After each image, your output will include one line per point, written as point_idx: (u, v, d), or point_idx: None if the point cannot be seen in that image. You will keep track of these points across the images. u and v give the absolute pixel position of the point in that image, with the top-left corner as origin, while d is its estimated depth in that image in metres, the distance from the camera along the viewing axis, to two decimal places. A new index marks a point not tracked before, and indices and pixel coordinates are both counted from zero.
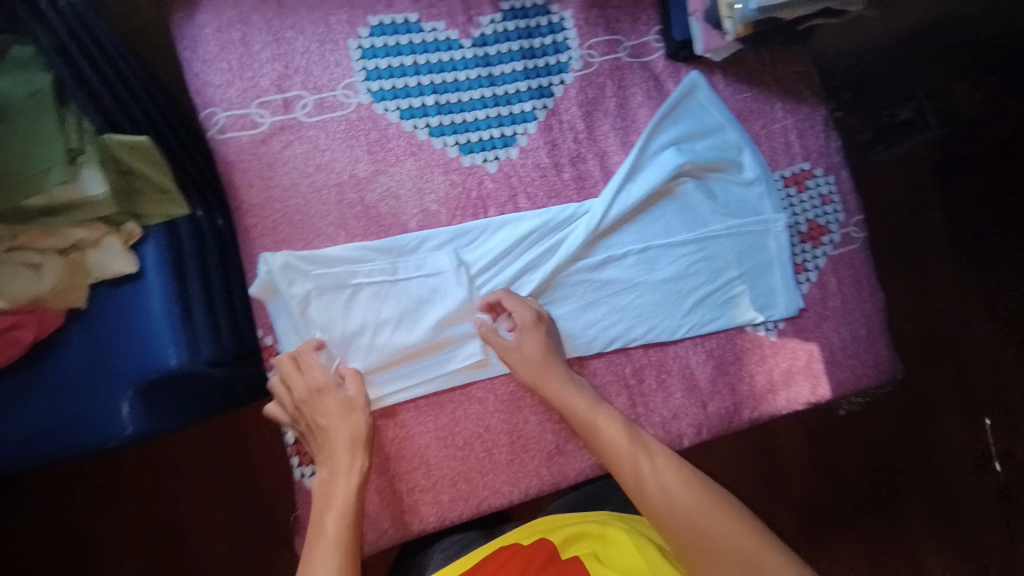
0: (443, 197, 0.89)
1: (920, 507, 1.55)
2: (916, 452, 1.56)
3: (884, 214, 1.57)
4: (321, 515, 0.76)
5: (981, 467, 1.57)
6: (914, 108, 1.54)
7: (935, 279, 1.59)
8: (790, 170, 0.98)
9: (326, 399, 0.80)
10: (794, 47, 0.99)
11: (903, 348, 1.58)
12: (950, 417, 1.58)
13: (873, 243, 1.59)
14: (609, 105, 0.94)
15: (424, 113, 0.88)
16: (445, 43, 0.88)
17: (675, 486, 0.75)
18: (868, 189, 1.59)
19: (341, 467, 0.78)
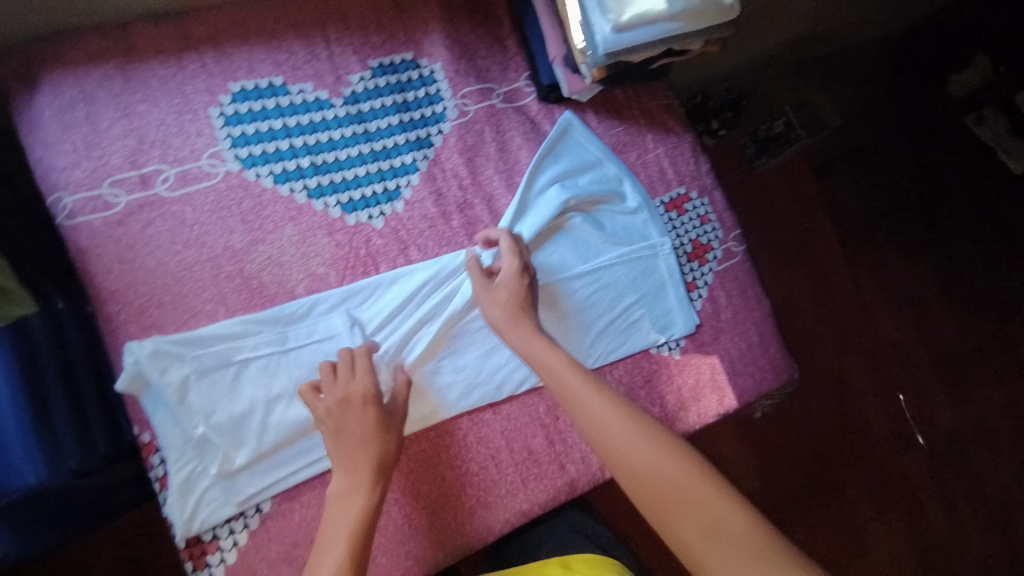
0: (329, 259, 0.86)
1: (856, 484, 1.67)
2: (845, 433, 1.70)
3: (775, 216, 1.80)
4: (329, 531, 0.67)
5: (902, 438, 1.72)
6: (785, 121, 1.69)
7: (830, 271, 1.79)
8: (668, 195, 1.04)
9: (362, 408, 0.75)
10: (655, 84, 1.06)
11: (818, 337, 1.75)
12: (866, 397, 1.73)
13: (774, 242, 1.79)
14: (489, 150, 0.95)
15: (301, 175, 0.85)
16: (315, 104, 0.86)
17: (622, 424, 0.68)
18: (755, 199, 1.80)
19: (362, 482, 0.71)
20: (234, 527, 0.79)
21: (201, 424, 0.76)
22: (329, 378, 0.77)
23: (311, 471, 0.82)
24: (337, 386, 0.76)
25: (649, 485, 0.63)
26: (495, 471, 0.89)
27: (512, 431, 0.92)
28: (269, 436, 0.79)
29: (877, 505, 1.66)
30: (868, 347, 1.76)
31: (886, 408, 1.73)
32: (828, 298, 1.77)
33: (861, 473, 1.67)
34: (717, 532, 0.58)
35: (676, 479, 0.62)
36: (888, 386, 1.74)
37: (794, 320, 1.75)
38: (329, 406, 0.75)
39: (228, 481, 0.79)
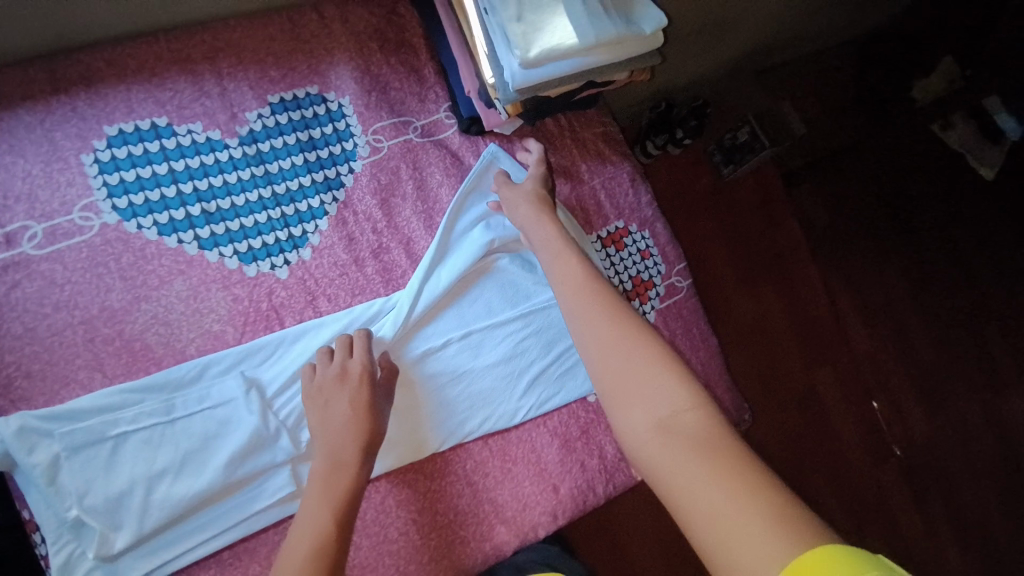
0: (226, 315, 0.78)
1: (835, 502, 1.57)
2: (822, 451, 1.60)
3: (743, 226, 1.70)
4: (312, 503, 0.67)
5: (881, 457, 1.62)
6: (749, 130, 1.63)
7: (800, 282, 1.70)
8: (606, 230, 0.97)
9: (356, 385, 0.75)
10: (590, 110, 1.00)
11: (788, 351, 1.66)
12: (841, 412, 1.64)
13: (741, 253, 1.69)
14: (405, 189, 0.88)
15: (189, 224, 0.78)
16: (207, 145, 0.80)
17: (598, 316, 0.65)
18: (721, 214, 1.70)
19: (350, 457, 0.71)
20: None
21: (74, 506, 0.69)
22: (325, 357, 0.77)
23: (205, 551, 0.75)
24: (331, 364, 0.76)
25: (608, 371, 0.60)
26: (417, 536, 0.82)
27: (436, 491, 0.85)
28: (152, 517, 0.71)
29: (855, 523, 1.55)
30: (838, 356, 1.67)
31: (859, 415, 1.64)
32: (797, 307, 1.68)
33: (837, 491, 1.58)
34: (668, 428, 0.54)
35: (633, 367, 0.58)
36: (861, 394, 1.66)
37: (763, 336, 1.66)
38: (322, 381, 0.75)
39: (109, 565, 0.72)
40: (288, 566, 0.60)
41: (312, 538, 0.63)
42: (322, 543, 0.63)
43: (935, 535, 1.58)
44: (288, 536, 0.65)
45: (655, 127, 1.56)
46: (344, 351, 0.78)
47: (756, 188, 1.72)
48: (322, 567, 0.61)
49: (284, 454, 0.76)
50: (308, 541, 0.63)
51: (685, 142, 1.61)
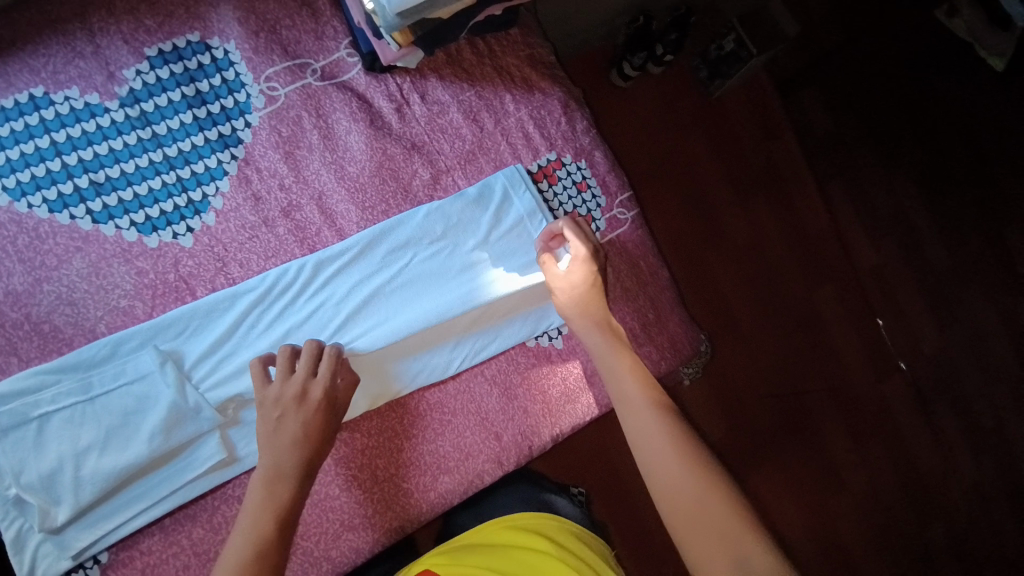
0: (132, 289, 0.76)
1: (834, 416, 1.51)
2: (823, 364, 1.53)
3: (738, 142, 1.60)
4: (251, 516, 0.65)
5: (883, 370, 1.55)
6: (734, 38, 1.46)
7: (798, 197, 1.62)
8: (537, 163, 0.91)
9: (313, 410, 0.70)
10: (512, 30, 0.92)
11: (787, 268, 1.58)
12: (843, 327, 1.56)
13: (734, 171, 1.58)
14: (310, 140, 0.83)
15: (80, 198, 0.75)
16: (86, 110, 0.76)
17: (654, 429, 0.65)
18: (707, 132, 1.58)
19: (291, 474, 0.68)
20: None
21: (13, 485, 0.69)
22: (285, 371, 0.72)
23: (146, 518, 0.75)
24: (291, 382, 0.71)
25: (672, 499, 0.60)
26: (360, 491, 0.82)
27: (375, 447, 0.83)
28: (85, 492, 0.71)
29: (853, 434, 1.50)
30: (842, 273, 1.59)
31: (857, 329, 1.57)
32: (791, 223, 1.60)
33: (840, 409, 1.52)
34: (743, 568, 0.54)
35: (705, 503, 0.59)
36: (863, 308, 1.57)
37: (761, 258, 1.57)
38: (279, 396, 0.70)
39: (56, 538, 0.73)
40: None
41: (246, 550, 0.62)
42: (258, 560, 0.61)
43: (945, 447, 1.51)
44: (227, 541, 0.63)
45: (634, 43, 1.40)
46: (310, 366, 0.73)
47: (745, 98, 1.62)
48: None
49: (209, 424, 0.75)
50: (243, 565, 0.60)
51: (666, 60, 1.48)
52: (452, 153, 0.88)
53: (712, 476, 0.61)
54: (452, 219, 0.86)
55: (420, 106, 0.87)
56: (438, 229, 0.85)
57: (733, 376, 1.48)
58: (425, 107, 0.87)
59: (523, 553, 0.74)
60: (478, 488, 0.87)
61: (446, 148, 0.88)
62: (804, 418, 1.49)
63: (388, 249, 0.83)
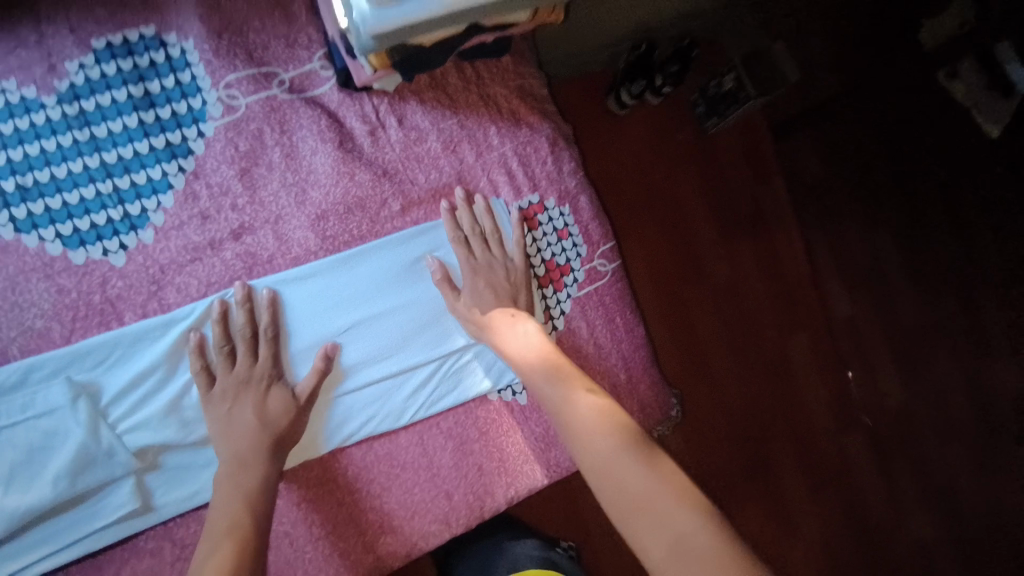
0: (50, 309, 0.68)
1: (797, 472, 1.46)
2: (792, 416, 1.49)
3: (725, 182, 1.53)
4: (222, 507, 0.64)
5: (843, 422, 1.51)
6: (734, 77, 1.39)
7: (782, 246, 1.55)
8: (517, 204, 0.84)
9: (259, 394, 0.71)
10: (503, 59, 0.85)
11: (767, 313, 1.52)
12: (814, 381, 1.51)
13: (724, 210, 1.53)
14: (271, 158, 0.75)
15: (4, 202, 0.67)
16: (21, 106, 0.68)
17: (587, 419, 0.66)
18: (696, 173, 1.52)
19: (257, 456, 0.68)
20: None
21: None
22: (227, 361, 0.71)
23: (48, 565, 0.66)
24: (236, 369, 0.71)
25: (608, 483, 0.60)
26: (291, 550, 0.74)
27: (311, 500, 0.76)
28: None
29: (813, 486, 1.46)
30: (813, 322, 1.54)
31: (829, 383, 1.52)
32: (774, 267, 1.54)
33: (803, 460, 1.47)
34: (682, 547, 0.53)
35: (638, 483, 0.59)
36: (830, 357, 1.53)
37: (741, 301, 1.51)
38: (225, 386, 0.70)
39: None
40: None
41: (225, 534, 0.61)
42: (233, 542, 0.60)
43: (899, 506, 1.46)
44: (197, 549, 0.60)
45: (633, 71, 1.35)
46: (247, 347, 0.71)
47: (740, 135, 1.56)
48: (238, 567, 0.57)
49: (122, 470, 0.67)
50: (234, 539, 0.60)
51: (666, 91, 1.40)
52: (428, 184, 0.81)
53: (641, 457, 0.61)
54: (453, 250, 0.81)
55: (395, 130, 0.79)
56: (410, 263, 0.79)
57: (705, 426, 1.42)
58: (402, 132, 0.80)
59: None
60: (418, 551, 0.79)
61: (421, 178, 0.80)
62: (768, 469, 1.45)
63: (351, 283, 0.77)
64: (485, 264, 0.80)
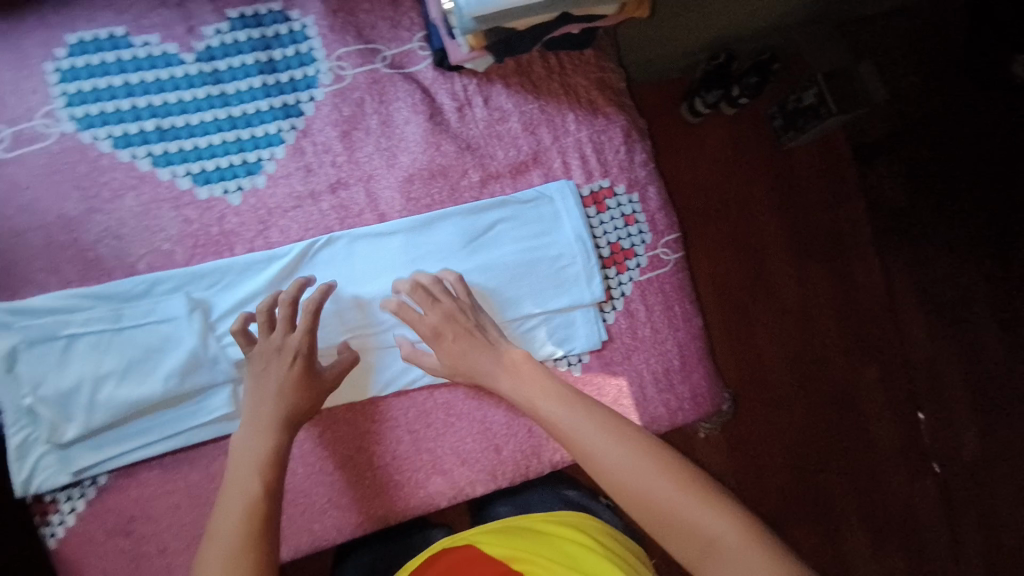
0: (176, 235, 0.79)
1: (856, 511, 1.41)
2: (857, 452, 1.43)
3: (798, 201, 1.51)
4: (235, 476, 0.65)
5: (916, 474, 1.44)
6: (816, 92, 1.38)
7: (858, 275, 1.49)
8: (588, 187, 0.90)
9: (288, 363, 0.74)
10: (585, 51, 0.91)
11: (835, 342, 1.47)
12: (883, 418, 1.46)
13: (798, 229, 1.50)
14: (370, 123, 0.84)
15: (143, 139, 0.78)
16: (162, 58, 0.79)
17: (584, 425, 0.66)
18: (773, 187, 1.51)
19: (267, 426, 0.70)
20: (52, 520, 0.76)
21: (30, 396, 0.73)
22: (265, 327, 0.75)
23: (146, 452, 0.78)
24: (271, 338, 0.75)
25: (622, 492, 0.61)
26: (353, 473, 0.84)
27: (375, 433, 0.85)
28: (99, 416, 0.75)
29: (873, 532, 1.41)
30: (887, 358, 1.48)
31: (901, 424, 1.46)
32: (849, 294, 1.49)
33: (862, 499, 1.42)
34: (712, 543, 0.55)
35: (654, 485, 0.60)
36: (904, 397, 1.47)
37: (810, 321, 1.47)
38: (262, 350, 0.75)
39: (61, 452, 0.76)
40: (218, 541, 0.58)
41: (239, 501, 0.62)
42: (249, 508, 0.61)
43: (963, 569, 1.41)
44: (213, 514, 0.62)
45: (709, 80, 1.37)
46: (281, 321, 0.75)
47: (817, 152, 1.52)
48: (256, 530, 0.59)
49: (223, 377, 0.78)
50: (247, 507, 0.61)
51: (743, 101, 1.41)
52: (504, 160, 0.88)
53: (651, 455, 0.62)
54: (522, 222, 0.88)
55: (481, 109, 0.87)
56: (480, 230, 0.86)
57: (758, 448, 1.40)
58: (487, 111, 0.87)
59: (565, 545, 0.73)
60: (467, 496, 0.86)
61: (499, 154, 0.88)
62: (821, 496, 1.41)
63: (426, 243, 0.85)
64: (456, 307, 0.80)
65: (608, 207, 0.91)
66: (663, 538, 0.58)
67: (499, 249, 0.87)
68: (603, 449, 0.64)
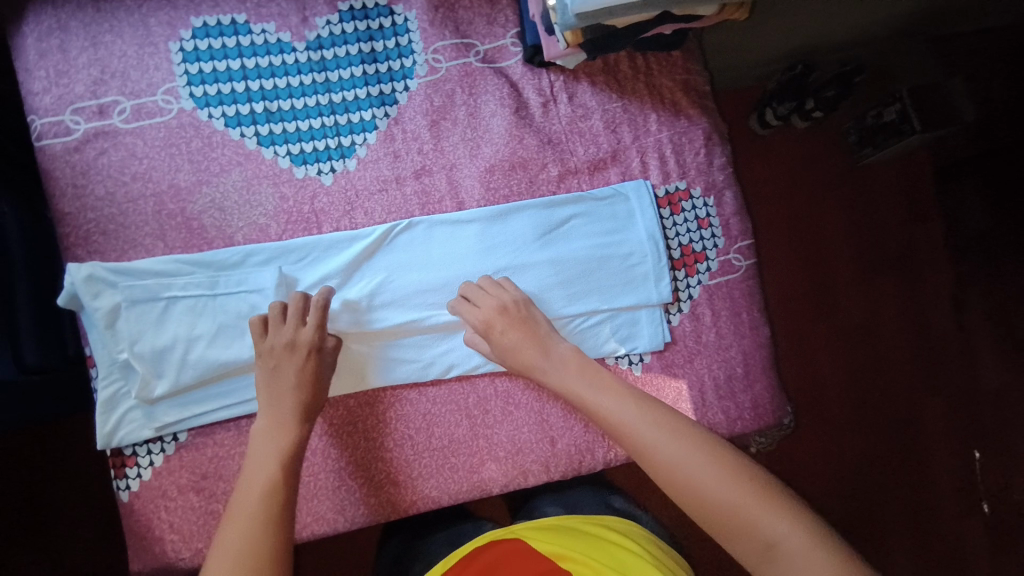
0: (272, 211, 0.84)
1: (905, 548, 1.35)
2: (912, 486, 1.37)
3: (870, 222, 1.45)
4: (257, 465, 0.69)
5: (969, 510, 1.37)
6: (899, 109, 1.32)
7: (927, 297, 1.43)
8: (664, 188, 0.89)
9: (302, 357, 0.77)
10: (674, 53, 0.90)
11: (897, 373, 1.41)
12: (941, 451, 1.39)
13: (866, 250, 1.45)
14: (457, 114, 0.87)
15: (252, 120, 0.83)
16: (276, 45, 0.84)
17: (641, 421, 0.69)
18: (842, 202, 1.46)
19: (287, 419, 0.73)
20: (127, 475, 0.80)
21: (126, 351, 0.77)
22: (278, 320, 0.78)
23: (225, 414, 0.82)
24: (283, 330, 0.77)
25: (679, 488, 0.63)
26: (410, 452, 0.86)
27: (435, 415, 0.86)
28: (188, 375, 0.79)
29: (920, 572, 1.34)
30: (948, 390, 1.41)
31: (957, 460, 1.39)
32: (915, 322, 1.43)
33: (914, 535, 1.36)
34: (775, 543, 0.57)
35: (712, 483, 0.62)
36: (967, 432, 1.40)
37: (872, 343, 1.42)
38: (272, 345, 0.77)
39: (146, 408, 0.80)
40: (232, 530, 0.62)
41: (258, 491, 0.66)
42: (266, 499, 0.65)
43: None
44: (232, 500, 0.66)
45: (782, 93, 1.33)
46: (295, 317, 0.78)
47: (896, 173, 1.46)
48: (268, 516, 0.63)
49: None
50: (264, 498, 0.65)
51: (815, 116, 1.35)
52: (585, 156, 0.88)
53: (710, 454, 0.64)
54: (599, 219, 0.88)
55: (565, 106, 0.88)
56: (555, 224, 0.87)
57: (808, 473, 1.35)
58: (571, 108, 0.88)
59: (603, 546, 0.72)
60: (520, 486, 0.87)
61: (580, 151, 0.88)
62: (871, 530, 1.34)
63: (502, 233, 0.86)
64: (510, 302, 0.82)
65: (682, 209, 0.90)
66: (722, 534, 0.60)
67: (573, 245, 0.88)
68: (661, 446, 0.66)
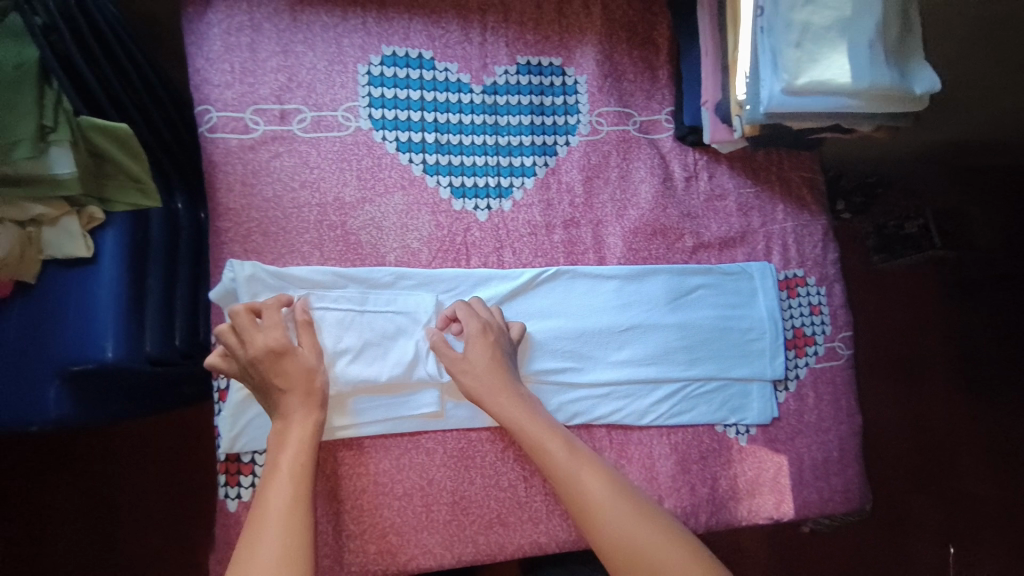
0: (426, 237, 0.86)
1: None
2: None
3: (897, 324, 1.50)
4: (278, 464, 0.68)
5: None
6: (920, 224, 1.43)
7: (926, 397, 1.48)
8: (783, 273, 0.97)
9: (279, 359, 0.71)
10: (804, 152, 1.00)
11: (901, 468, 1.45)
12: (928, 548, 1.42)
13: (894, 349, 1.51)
14: (610, 175, 0.92)
15: (423, 149, 0.86)
16: (455, 84, 0.88)
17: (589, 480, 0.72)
18: (862, 299, 1.51)
19: (304, 413, 0.72)
20: (241, 483, 0.77)
21: None
22: (249, 326, 0.71)
23: (352, 432, 0.80)
24: (255, 339, 0.71)
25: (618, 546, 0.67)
26: (523, 493, 0.85)
27: None
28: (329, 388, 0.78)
29: None
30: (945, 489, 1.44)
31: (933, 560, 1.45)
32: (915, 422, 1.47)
33: None
34: None
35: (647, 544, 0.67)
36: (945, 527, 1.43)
37: None
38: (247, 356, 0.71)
39: None
40: (266, 535, 0.61)
41: (286, 495, 0.65)
42: (295, 506, 0.64)
43: None
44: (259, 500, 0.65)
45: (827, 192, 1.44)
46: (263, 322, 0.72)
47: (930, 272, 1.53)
48: (299, 523, 0.63)
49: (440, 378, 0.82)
50: (293, 504, 0.64)
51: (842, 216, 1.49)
52: (717, 231, 0.95)
53: (644, 517, 0.69)
54: (722, 293, 0.94)
55: (705, 183, 0.95)
56: (680, 292, 0.92)
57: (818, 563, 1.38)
58: (709, 186, 0.95)
59: None
60: None
61: (713, 227, 0.95)
62: None
63: (638, 292, 0.91)
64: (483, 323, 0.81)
65: (798, 294, 0.97)
66: None
67: (696, 312, 0.93)
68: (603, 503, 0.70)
